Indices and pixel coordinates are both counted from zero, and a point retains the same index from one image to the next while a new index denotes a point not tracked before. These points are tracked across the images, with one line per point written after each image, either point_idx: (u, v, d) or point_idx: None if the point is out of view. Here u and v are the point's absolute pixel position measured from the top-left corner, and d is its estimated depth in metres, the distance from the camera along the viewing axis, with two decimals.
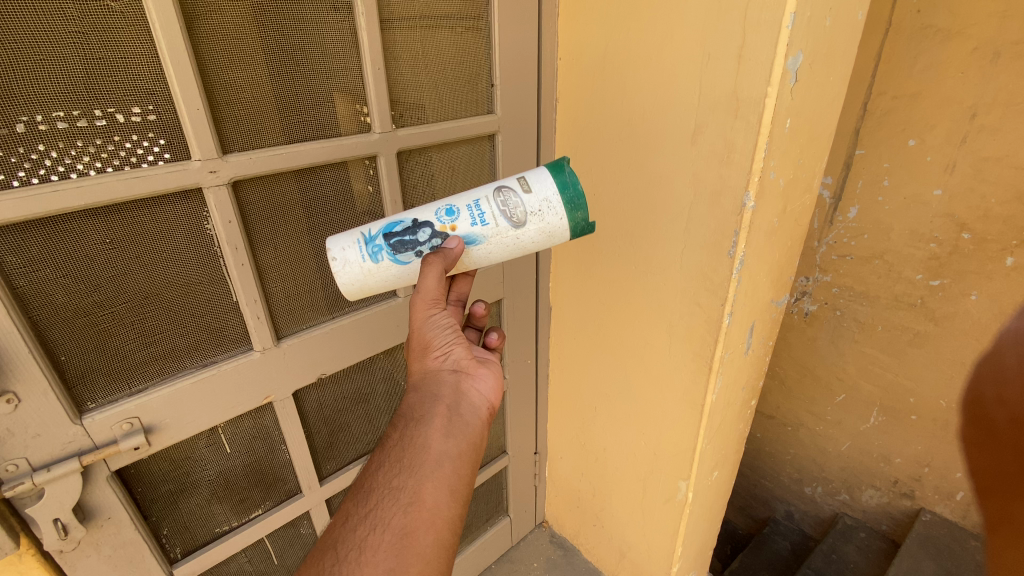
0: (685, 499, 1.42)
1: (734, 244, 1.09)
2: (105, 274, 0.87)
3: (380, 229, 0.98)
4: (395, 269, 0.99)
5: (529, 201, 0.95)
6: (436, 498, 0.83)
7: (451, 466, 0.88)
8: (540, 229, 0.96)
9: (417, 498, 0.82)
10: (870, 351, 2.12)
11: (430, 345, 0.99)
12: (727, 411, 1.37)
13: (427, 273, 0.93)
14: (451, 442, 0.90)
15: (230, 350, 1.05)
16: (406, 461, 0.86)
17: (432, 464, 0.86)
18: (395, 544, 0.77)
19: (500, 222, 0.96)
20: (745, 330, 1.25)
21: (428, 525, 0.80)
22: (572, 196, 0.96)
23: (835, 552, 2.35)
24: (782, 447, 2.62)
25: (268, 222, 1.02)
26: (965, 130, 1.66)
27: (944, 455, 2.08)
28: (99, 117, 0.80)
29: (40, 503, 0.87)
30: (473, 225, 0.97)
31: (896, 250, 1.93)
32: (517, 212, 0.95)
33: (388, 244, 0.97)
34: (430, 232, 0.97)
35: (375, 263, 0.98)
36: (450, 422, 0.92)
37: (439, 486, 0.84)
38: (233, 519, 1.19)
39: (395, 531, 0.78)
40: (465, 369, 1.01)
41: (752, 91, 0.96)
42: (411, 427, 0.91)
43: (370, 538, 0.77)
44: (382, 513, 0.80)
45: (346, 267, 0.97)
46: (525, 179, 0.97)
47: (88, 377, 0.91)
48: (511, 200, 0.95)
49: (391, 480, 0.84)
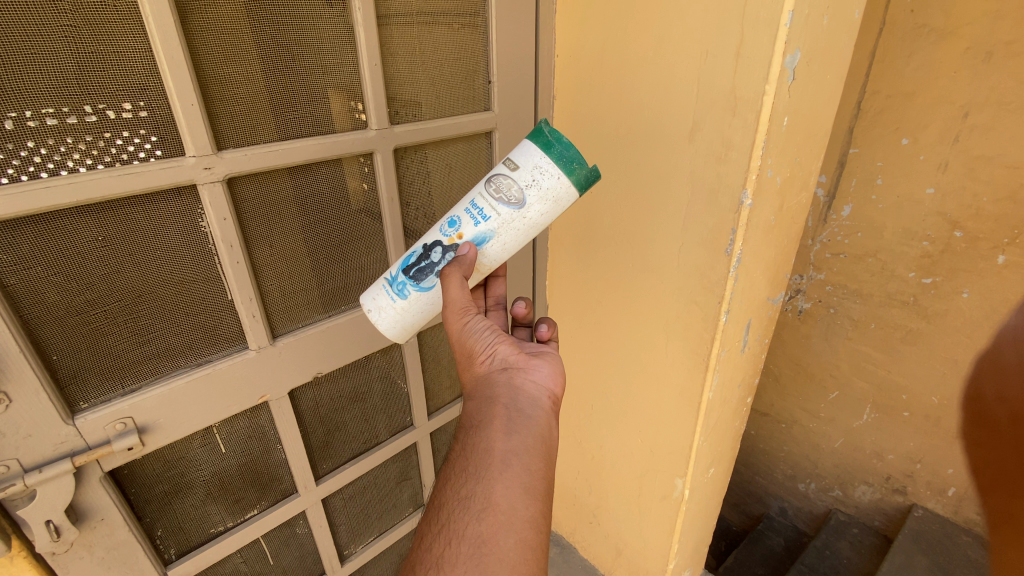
0: (682, 497, 1.43)
1: (731, 242, 1.09)
2: (97, 273, 0.86)
3: (398, 266, 1.01)
4: (426, 296, 1.01)
5: (518, 178, 0.92)
6: (510, 499, 0.79)
7: (521, 462, 0.83)
8: (541, 197, 0.92)
9: (489, 503, 0.79)
10: (864, 349, 2.14)
11: (473, 353, 0.96)
12: (723, 408, 1.37)
13: (448, 289, 0.93)
14: (516, 439, 0.86)
15: (224, 349, 1.04)
16: (473, 469, 0.83)
17: (499, 466, 0.82)
18: (473, 554, 0.73)
19: (500, 210, 0.94)
20: (741, 328, 1.26)
21: (508, 528, 0.76)
22: (560, 151, 0.90)
23: (828, 547, 2.37)
24: (776, 444, 2.64)
25: (263, 219, 1.01)
26: (958, 129, 1.67)
27: (936, 452, 2.10)
28: (90, 113, 0.78)
29: (31, 505, 0.85)
30: (477, 225, 0.96)
31: (889, 248, 1.95)
32: (511, 193, 0.92)
33: (409, 276, 1.00)
34: (442, 249, 0.98)
35: (404, 299, 1.01)
36: (511, 420, 0.88)
37: (511, 486, 0.81)
38: (228, 520, 1.18)
39: (470, 541, 0.75)
40: (515, 365, 0.96)
41: (749, 89, 0.97)
42: (473, 434, 0.88)
43: (446, 554, 0.74)
44: (455, 526, 0.77)
45: (382, 313, 1.02)
46: (510, 157, 0.93)
47: (80, 376, 0.89)
48: (502, 185, 0.93)
49: (460, 491, 0.82)
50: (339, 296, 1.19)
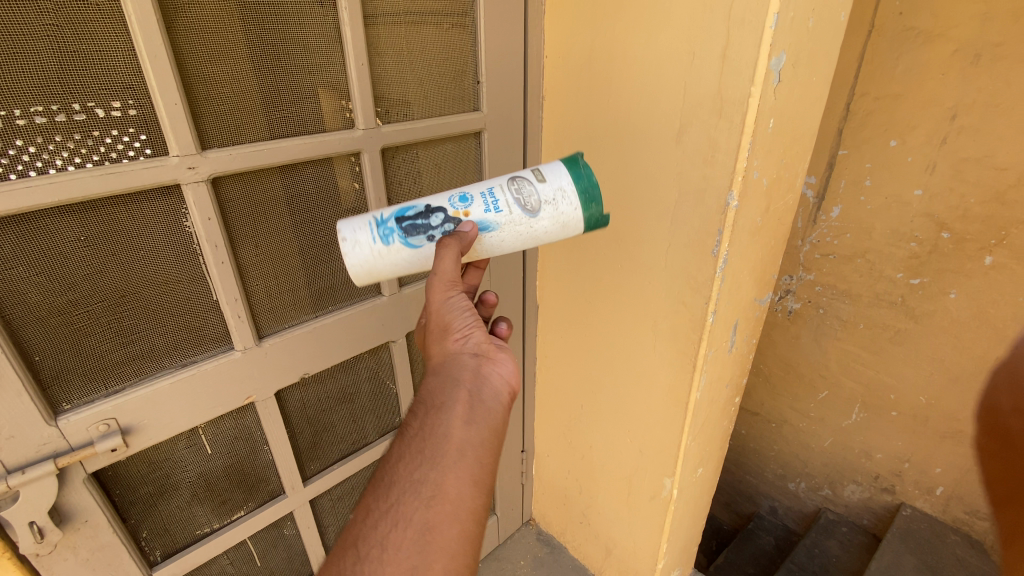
0: (671, 496, 1.43)
1: (718, 242, 1.09)
2: (80, 273, 0.86)
3: (393, 213, 0.97)
4: (407, 253, 0.97)
5: (544, 190, 0.94)
6: (459, 490, 0.81)
7: (474, 454, 0.85)
8: (553, 218, 0.95)
9: (440, 491, 0.80)
10: (853, 349, 2.16)
11: (449, 328, 0.94)
12: (711, 408, 1.38)
13: (443, 256, 0.91)
14: (474, 429, 0.87)
15: (210, 349, 1.04)
16: (427, 453, 0.83)
17: (454, 455, 0.83)
18: (417, 541, 0.76)
19: (513, 210, 0.95)
20: (728, 328, 1.26)
21: (452, 517, 0.79)
22: (586, 185, 0.95)
23: (818, 546, 2.39)
24: (766, 444, 2.66)
25: (250, 219, 1.01)
26: (946, 131, 1.69)
27: (924, 451, 2.12)
28: (76, 112, 0.78)
29: (15, 506, 0.85)
30: (485, 211, 0.96)
31: (877, 249, 1.96)
32: (531, 201, 0.94)
33: (399, 227, 0.96)
34: (443, 216, 0.96)
35: (386, 245, 0.96)
36: (473, 409, 0.88)
37: (463, 476, 0.82)
38: (214, 521, 1.18)
39: (416, 527, 0.77)
40: (485, 354, 0.95)
41: (735, 90, 0.97)
42: (432, 416, 0.87)
43: (391, 536, 0.76)
44: (402, 508, 0.78)
45: (355, 248, 0.95)
46: (541, 171, 0.97)
47: (64, 377, 0.89)
48: (525, 189, 0.95)
49: (412, 473, 0.81)
50: (327, 297, 1.18)
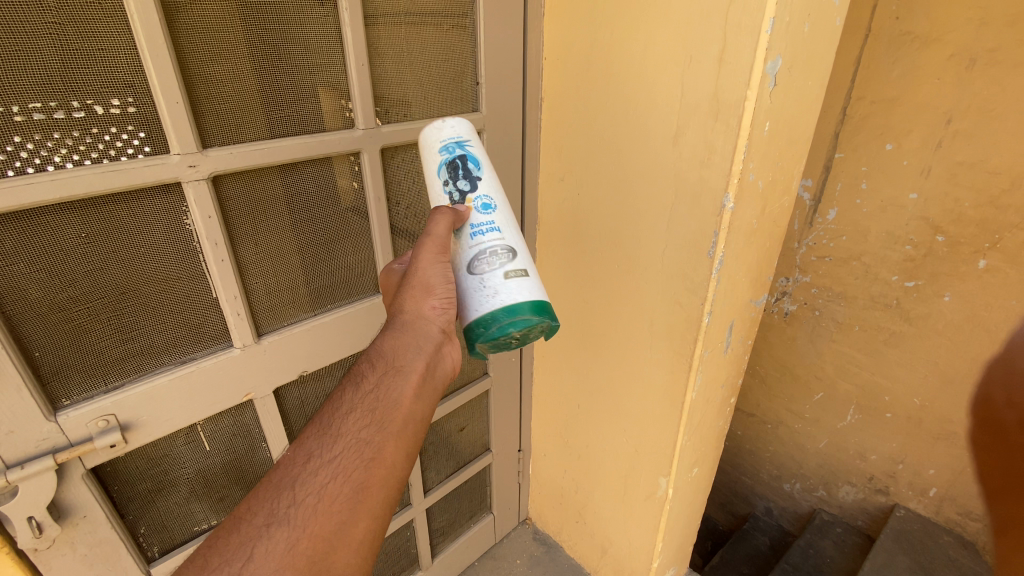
0: (666, 496, 1.44)
1: (714, 244, 1.11)
2: (81, 269, 0.86)
3: (463, 148, 1.00)
4: (433, 167, 1.01)
5: (498, 279, 0.93)
6: (395, 457, 0.85)
7: (413, 427, 0.90)
8: (467, 290, 0.95)
9: (380, 455, 0.83)
10: (848, 350, 2.17)
11: (430, 293, 0.95)
12: (706, 408, 1.39)
13: (438, 219, 0.94)
14: (419, 404, 0.92)
15: (209, 346, 1.04)
16: (378, 414, 0.86)
17: (398, 423, 0.87)
18: (349, 498, 0.79)
19: (470, 244, 0.96)
20: (724, 329, 1.27)
21: (383, 482, 0.83)
22: (509, 317, 0.91)
23: (812, 546, 2.41)
24: (762, 445, 2.67)
25: (249, 217, 1.02)
26: (940, 135, 1.70)
27: (918, 453, 2.13)
28: (75, 109, 0.79)
29: (13, 500, 0.85)
30: (470, 222, 0.97)
31: (873, 252, 1.98)
32: (479, 264, 0.95)
33: (456, 156, 0.99)
34: (463, 190, 0.99)
35: (437, 150, 1.00)
36: (424, 383, 0.93)
37: (402, 446, 0.86)
38: (212, 517, 1.18)
39: (353, 485, 0.79)
40: (451, 333, 0.99)
41: (732, 93, 0.98)
42: (388, 378, 0.89)
43: (329, 488, 0.78)
44: (344, 463, 0.80)
45: (434, 128, 1.02)
46: (514, 276, 0.94)
47: (63, 373, 0.89)
48: (489, 258, 0.95)
49: (360, 430, 0.84)
50: (326, 295, 1.19)
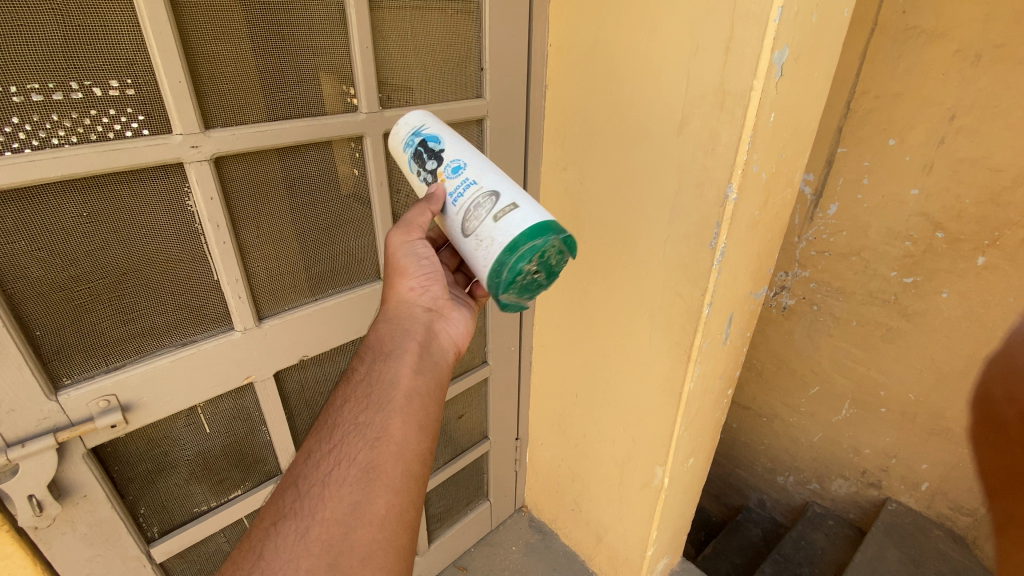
0: (661, 485, 1.45)
1: (716, 235, 1.10)
2: (82, 249, 0.86)
3: (424, 132, 1.00)
4: (406, 164, 1.04)
5: (483, 227, 0.91)
6: (404, 433, 0.86)
7: (418, 401, 0.91)
8: (474, 253, 0.94)
9: (384, 433, 0.84)
10: (845, 345, 2.18)
11: (406, 274, 1.03)
12: (704, 399, 1.40)
13: (416, 211, 0.99)
14: (420, 378, 0.94)
15: (210, 329, 1.04)
16: (373, 398, 0.88)
17: (399, 399, 0.89)
18: (360, 478, 0.78)
19: (457, 216, 0.96)
20: (723, 320, 1.28)
21: (396, 457, 0.82)
22: (507, 262, 0.89)
23: (804, 538, 2.44)
24: (757, 437, 2.70)
25: (251, 200, 1.01)
26: (944, 131, 1.70)
27: (912, 448, 2.15)
28: (74, 90, 0.78)
29: (13, 479, 0.85)
30: (455, 195, 0.96)
31: (872, 248, 1.98)
32: (472, 225, 0.93)
33: (414, 147, 1.01)
34: (433, 168, 0.99)
35: (403, 148, 1.04)
36: (421, 358, 0.97)
37: (408, 420, 0.87)
38: (211, 499, 1.18)
39: (360, 466, 0.79)
40: (437, 311, 1.06)
41: (738, 84, 0.98)
42: (381, 364, 0.93)
43: (334, 474, 0.78)
44: (347, 448, 0.82)
45: (398, 129, 1.06)
46: (502, 216, 0.90)
47: (64, 353, 0.89)
48: (478, 213, 0.93)
49: (357, 417, 0.86)
50: (326, 280, 1.19)
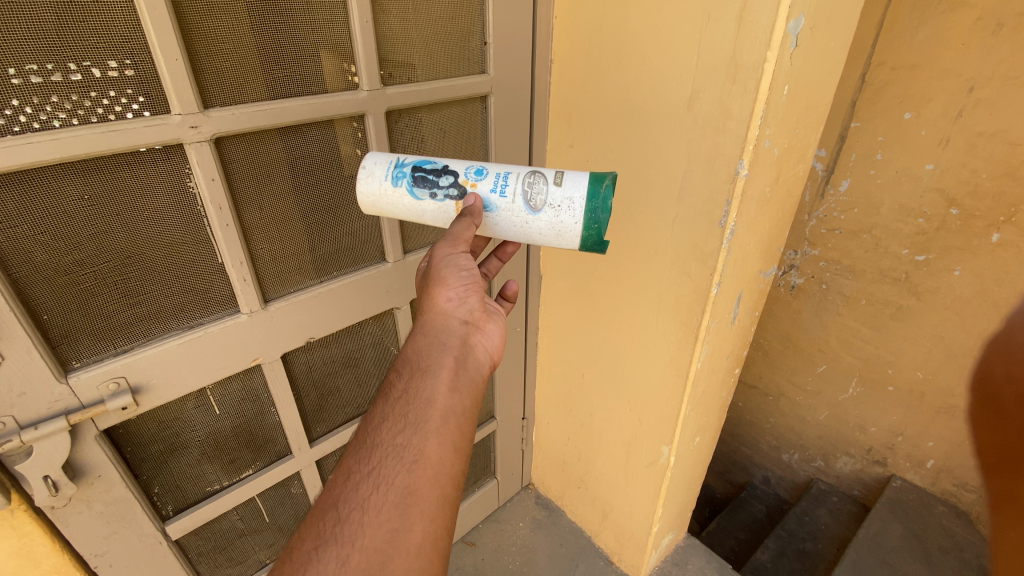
0: (667, 464, 1.46)
1: (726, 213, 1.08)
2: (85, 232, 0.85)
3: (411, 161, 1.03)
4: (409, 200, 1.02)
5: (553, 193, 0.95)
6: (440, 456, 0.83)
7: (454, 422, 0.88)
8: (554, 220, 0.96)
9: (421, 456, 0.82)
10: (853, 324, 2.17)
11: (445, 285, 1.00)
12: (711, 378, 1.39)
13: (462, 224, 0.97)
14: (456, 397, 0.91)
15: (216, 312, 1.04)
16: (411, 418, 0.86)
17: (436, 420, 0.86)
18: (397, 503, 0.76)
19: (516, 201, 0.98)
20: (732, 300, 1.26)
21: (432, 482, 0.80)
22: (598, 204, 0.94)
23: (808, 514, 2.47)
24: (762, 416, 2.70)
25: (253, 181, 1.00)
26: (961, 105, 1.65)
27: (918, 425, 2.15)
28: (72, 71, 0.76)
29: (28, 460, 0.86)
30: (492, 189, 1.00)
31: (884, 225, 1.95)
32: (538, 199, 0.97)
33: (411, 174, 1.01)
34: (452, 180, 1.01)
35: (393, 186, 1.02)
36: (456, 376, 0.94)
37: (443, 442, 0.85)
38: (224, 478, 1.20)
39: (397, 491, 0.78)
40: (474, 323, 1.04)
41: (751, 56, 0.94)
42: (419, 382, 0.91)
43: (372, 499, 0.77)
44: (384, 471, 0.80)
45: (369, 178, 1.04)
46: (561, 174, 0.97)
47: (72, 336, 0.90)
48: (537, 186, 0.97)
49: (395, 437, 0.84)
50: (331, 262, 1.18)
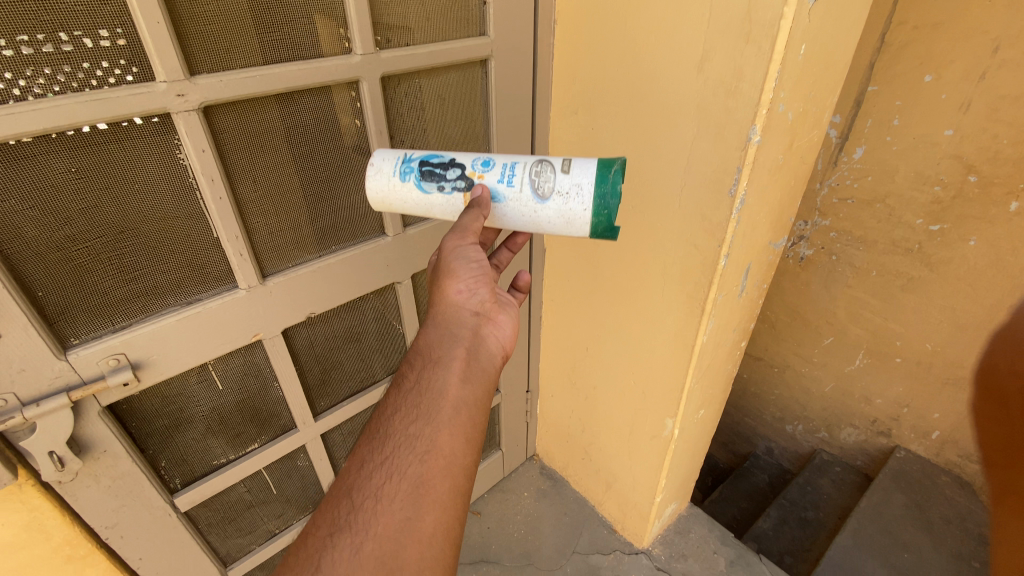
0: (671, 436, 1.46)
1: (736, 181, 1.04)
2: (75, 207, 0.83)
3: (419, 155, 1.01)
4: (416, 193, 1.00)
5: (561, 179, 0.92)
6: (452, 447, 0.83)
7: (466, 412, 0.87)
8: (562, 209, 0.93)
9: (433, 446, 0.82)
10: (863, 296, 2.13)
11: (455, 277, 0.97)
12: (717, 352, 1.37)
13: (472, 215, 0.95)
14: (468, 388, 0.90)
15: (214, 287, 1.03)
16: (423, 409, 0.85)
17: (449, 411, 0.86)
18: (409, 494, 0.77)
19: (524, 191, 0.95)
20: (740, 272, 1.23)
21: (444, 472, 0.80)
22: (606, 190, 0.91)
23: (810, 484, 2.50)
24: (767, 387, 2.70)
25: (246, 152, 0.96)
26: (985, 66, 1.56)
27: (924, 397, 2.14)
28: (53, 36, 0.73)
29: (33, 437, 0.86)
30: (499, 180, 0.97)
31: (898, 193, 1.89)
32: (545, 187, 0.93)
33: (419, 169, 0.99)
34: (460, 173, 0.99)
35: (401, 181, 1.00)
36: (469, 367, 0.92)
37: (456, 432, 0.84)
38: (230, 452, 1.20)
39: (410, 480, 0.78)
40: (485, 314, 1.01)
41: (766, 12, 0.88)
42: (432, 371, 0.90)
43: (385, 488, 0.77)
44: (397, 461, 0.80)
45: (376, 175, 1.02)
46: (568, 161, 0.94)
47: (68, 313, 0.89)
48: (545, 174, 0.94)
49: (408, 427, 0.83)
50: (329, 236, 1.15)
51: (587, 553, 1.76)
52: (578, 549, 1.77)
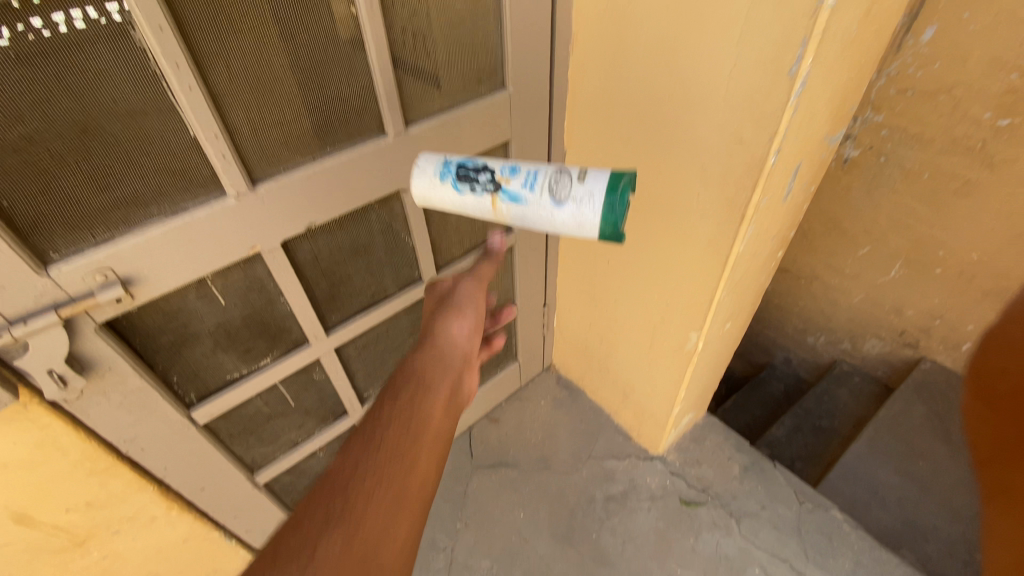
0: (695, 349, 1.40)
1: (799, 58, 0.86)
2: (21, 100, 0.71)
3: (458, 159, 0.93)
4: (451, 195, 0.91)
5: (575, 186, 0.81)
6: (438, 427, 0.92)
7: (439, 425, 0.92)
8: (575, 216, 0.82)
9: (414, 464, 0.85)
10: (909, 202, 1.95)
11: (459, 316, 1.06)
12: (752, 262, 1.26)
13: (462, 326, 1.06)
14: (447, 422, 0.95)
15: (200, 196, 0.93)
16: (410, 427, 0.89)
17: (430, 437, 0.90)
18: (389, 501, 0.79)
19: (543, 198, 0.84)
20: (789, 172, 1.09)
21: (422, 487, 0.84)
22: (616, 197, 0.79)
23: (827, 393, 2.50)
24: (791, 299, 2.61)
25: (213, 31, 0.80)
26: None
27: (960, 308, 2.03)
28: None
29: (27, 356, 0.82)
30: (522, 185, 0.86)
31: (968, 82, 1.63)
32: (561, 191, 0.83)
33: (455, 171, 0.90)
34: (490, 176, 0.88)
35: (440, 182, 0.92)
36: (451, 399, 0.98)
37: (434, 457, 0.89)
38: (242, 367, 1.17)
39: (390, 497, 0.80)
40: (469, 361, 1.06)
41: None
42: (420, 400, 0.93)
43: (373, 494, 0.79)
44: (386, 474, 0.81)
45: (417, 178, 0.94)
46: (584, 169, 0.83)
47: (42, 225, 0.80)
48: (561, 181, 0.84)
49: (392, 436, 0.86)
50: (323, 136, 1.02)
51: (602, 458, 1.80)
52: (594, 455, 1.81)
